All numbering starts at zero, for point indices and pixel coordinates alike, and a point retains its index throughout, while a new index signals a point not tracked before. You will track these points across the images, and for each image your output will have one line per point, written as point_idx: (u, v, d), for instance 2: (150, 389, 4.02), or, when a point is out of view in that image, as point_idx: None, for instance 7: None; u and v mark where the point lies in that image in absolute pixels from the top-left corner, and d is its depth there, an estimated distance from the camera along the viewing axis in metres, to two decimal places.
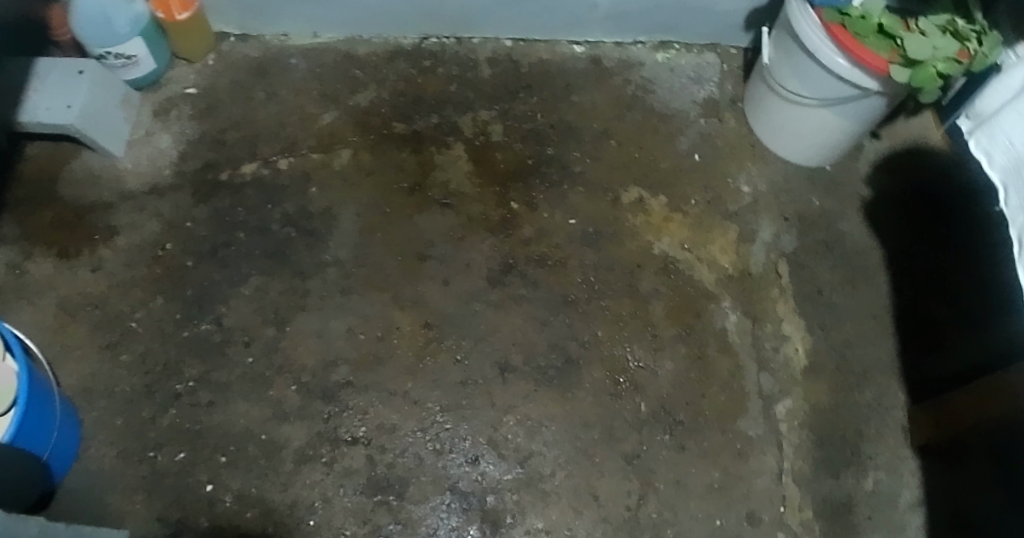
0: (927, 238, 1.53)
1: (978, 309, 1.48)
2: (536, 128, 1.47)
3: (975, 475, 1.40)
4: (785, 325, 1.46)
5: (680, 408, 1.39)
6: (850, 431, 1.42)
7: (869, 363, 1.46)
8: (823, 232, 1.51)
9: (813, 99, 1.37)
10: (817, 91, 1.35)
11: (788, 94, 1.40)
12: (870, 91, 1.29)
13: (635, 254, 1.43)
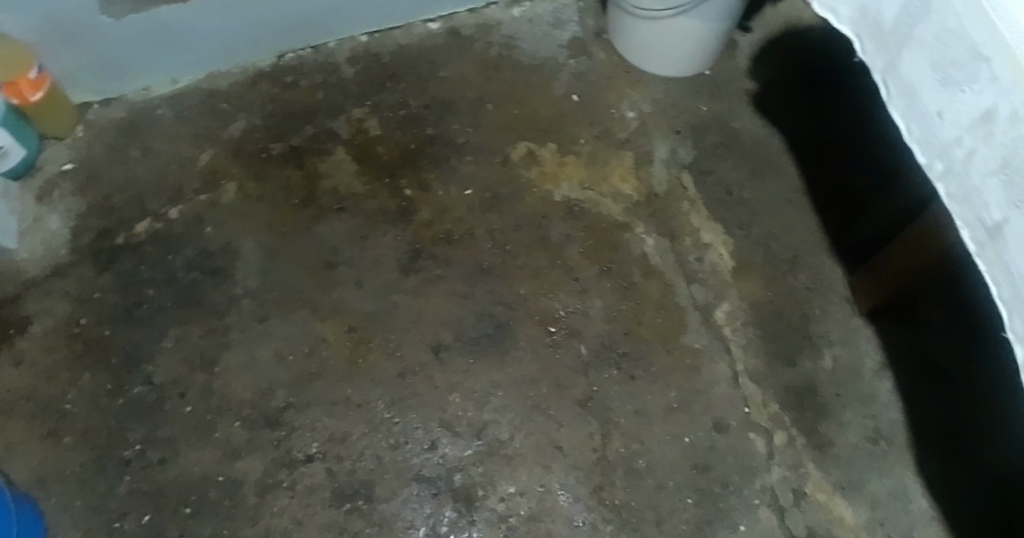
0: (820, 114, 1.55)
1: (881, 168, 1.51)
2: (412, 113, 1.48)
3: (913, 326, 1.47)
4: (703, 234, 1.46)
5: (621, 340, 1.40)
6: (795, 316, 1.44)
7: (796, 248, 1.47)
8: (717, 135, 1.51)
9: (665, 10, 1.37)
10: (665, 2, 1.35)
11: (642, 12, 1.41)
12: None
13: (538, 206, 1.44)
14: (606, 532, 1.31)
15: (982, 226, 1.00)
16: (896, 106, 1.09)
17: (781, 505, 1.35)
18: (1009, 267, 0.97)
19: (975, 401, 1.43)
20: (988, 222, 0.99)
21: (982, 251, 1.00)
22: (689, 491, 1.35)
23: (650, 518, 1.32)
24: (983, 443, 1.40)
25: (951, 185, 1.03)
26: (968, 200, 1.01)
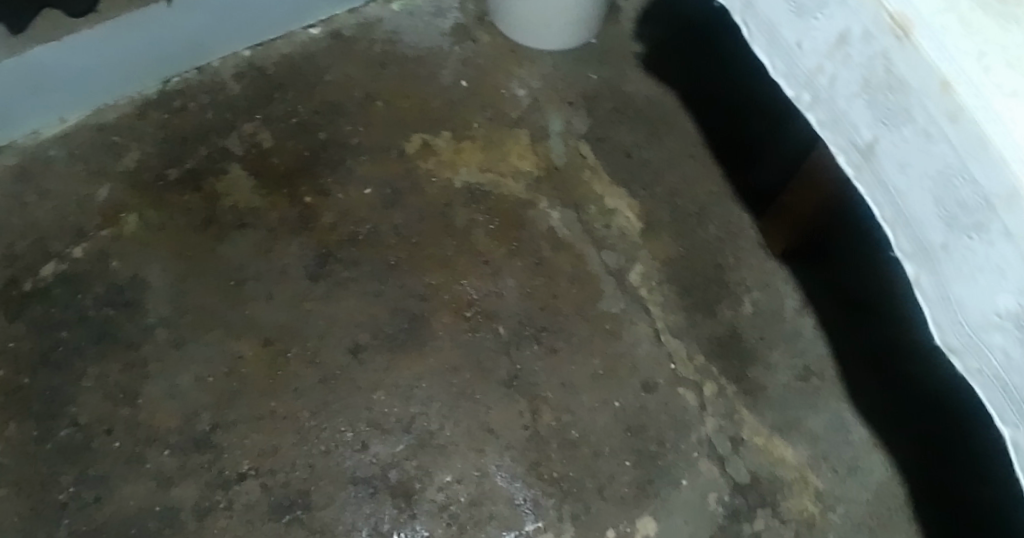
0: (705, 67, 1.56)
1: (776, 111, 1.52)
2: (302, 120, 1.52)
3: (826, 262, 1.49)
4: (607, 200, 1.47)
5: (537, 315, 1.41)
6: (709, 268, 1.45)
7: (701, 201, 1.48)
8: (610, 101, 1.53)
9: None
10: None
11: None
12: None
13: (439, 195, 1.46)
14: (548, 506, 1.32)
15: (855, 148, 1.06)
16: (761, 45, 1.14)
17: (717, 454, 1.37)
18: (885, 183, 1.03)
19: (893, 326, 1.45)
20: (860, 144, 1.05)
21: (859, 173, 1.07)
22: (626, 454, 1.36)
23: (592, 486, 1.34)
24: (909, 364, 1.44)
25: (822, 113, 1.09)
26: (839, 125, 1.07)
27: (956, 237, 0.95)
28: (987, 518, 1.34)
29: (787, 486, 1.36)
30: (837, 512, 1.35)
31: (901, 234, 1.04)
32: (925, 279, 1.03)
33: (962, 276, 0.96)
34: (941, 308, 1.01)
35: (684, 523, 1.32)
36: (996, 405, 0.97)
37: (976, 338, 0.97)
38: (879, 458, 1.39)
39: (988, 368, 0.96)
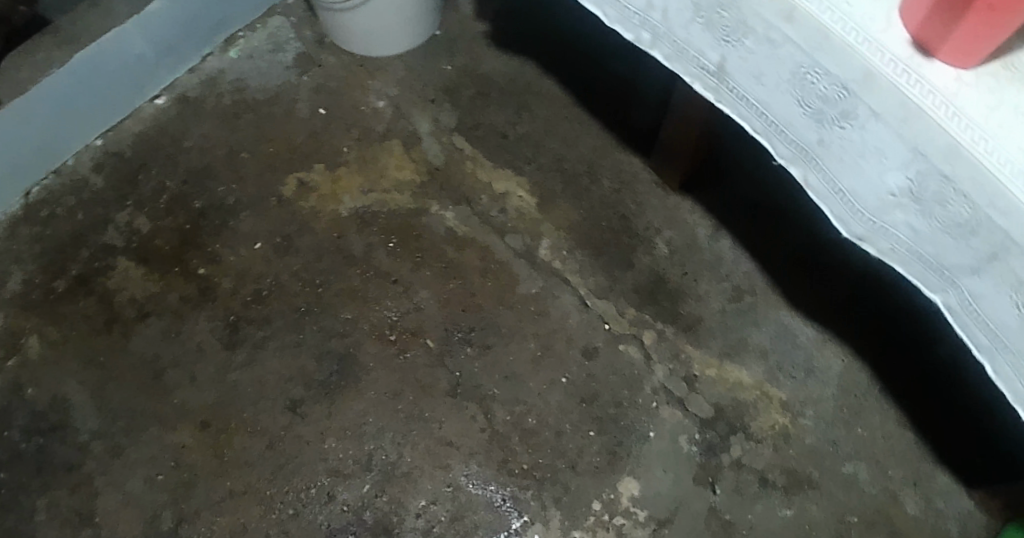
0: (553, 26, 1.55)
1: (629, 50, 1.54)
2: (175, 193, 1.47)
3: (725, 181, 1.48)
4: (496, 184, 1.44)
5: (462, 317, 1.38)
6: (614, 220, 1.44)
7: (588, 158, 1.47)
8: (471, 87, 1.51)
9: None
10: None
11: (346, 4, 1.37)
12: None
13: (330, 228, 1.43)
14: (528, 498, 1.32)
15: (705, 69, 0.96)
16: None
17: (675, 398, 1.37)
18: (744, 96, 0.94)
19: (805, 223, 1.47)
20: (708, 63, 0.95)
21: (717, 93, 0.98)
22: (588, 424, 1.35)
23: (565, 465, 1.33)
24: (827, 255, 1.46)
25: (662, 44, 0.98)
26: (681, 51, 0.97)
27: (827, 131, 0.87)
28: (944, 376, 1.41)
29: (752, 406, 1.38)
30: (808, 416, 1.38)
31: (775, 140, 0.95)
32: (811, 178, 0.94)
33: (844, 167, 0.89)
34: (834, 202, 0.93)
35: (664, 473, 1.33)
36: (918, 279, 0.91)
37: (878, 223, 0.89)
38: (831, 352, 1.41)
39: (900, 247, 0.89)
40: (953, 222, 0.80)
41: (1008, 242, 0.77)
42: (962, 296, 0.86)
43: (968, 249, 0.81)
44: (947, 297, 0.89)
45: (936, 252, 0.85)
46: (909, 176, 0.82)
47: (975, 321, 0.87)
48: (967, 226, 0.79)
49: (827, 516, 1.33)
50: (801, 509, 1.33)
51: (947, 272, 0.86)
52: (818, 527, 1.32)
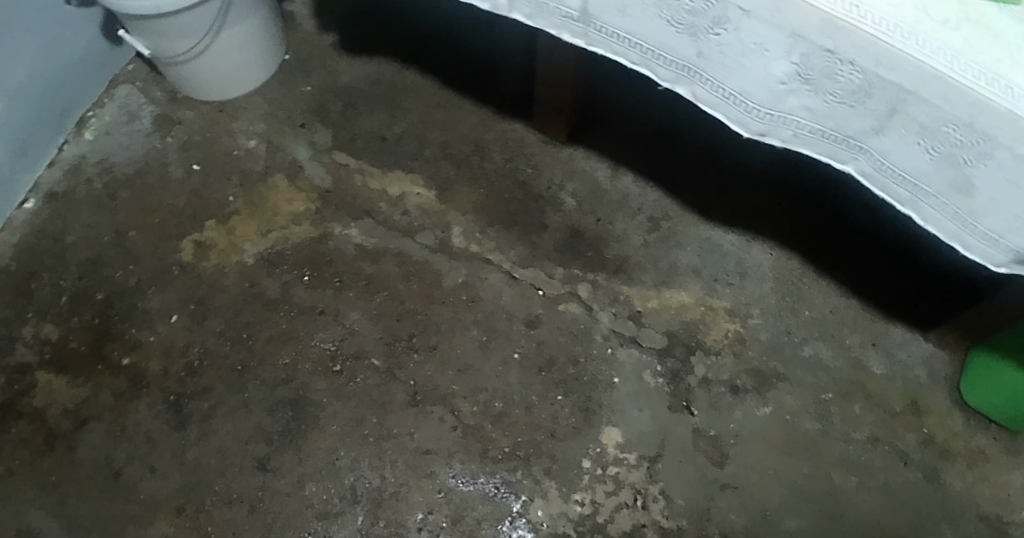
0: (398, 19, 1.52)
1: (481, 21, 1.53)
2: (74, 292, 1.40)
3: (609, 121, 1.49)
4: (391, 187, 1.42)
5: (399, 327, 1.36)
6: (517, 188, 1.43)
7: (473, 135, 1.45)
8: (338, 100, 1.48)
9: (207, 34, 1.33)
10: (200, 29, 1.31)
11: (192, 51, 1.35)
12: None
13: (240, 281, 1.39)
14: (519, 478, 1.32)
15: (572, 17, 1.03)
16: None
17: (627, 338, 1.38)
18: (616, 34, 1.02)
19: (695, 138, 1.50)
20: (574, 12, 1.03)
21: (588, 38, 1.05)
22: (554, 390, 1.36)
23: (544, 436, 1.34)
24: (726, 162, 1.49)
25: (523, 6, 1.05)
26: (546, 7, 1.04)
27: (703, 43, 0.98)
28: (868, 240, 1.49)
29: (701, 324, 1.40)
30: (755, 316, 1.42)
31: (656, 67, 1.04)
32: (701, 92, 1.04)
33: (730, 72, 0.99)
34: (729, 108, 1.03)
35: (641, 412, 1.36)
36: (826, 154, 1.03)
37: (776, 114, 1.00)
38: (759, 251, 1.45)
39: (802, 131, 1.01)
40: (847, 90, 0.93)
41: (902, 93, 0.90)
42: (870, 156, 1.00)
43: (867, 111, 0.94)
44: (856, 162, 1.02)
45: (838, 124, 0.98)
46: (794, 61, 0.93)
47: (887, 174, 1.01)
48: (862, 91, 0.93)
49: (805, 401, 1.40)
50: (777, 402, 1.40)
51: (853, 138, 0.99)
52: (798, 414, 1.40)
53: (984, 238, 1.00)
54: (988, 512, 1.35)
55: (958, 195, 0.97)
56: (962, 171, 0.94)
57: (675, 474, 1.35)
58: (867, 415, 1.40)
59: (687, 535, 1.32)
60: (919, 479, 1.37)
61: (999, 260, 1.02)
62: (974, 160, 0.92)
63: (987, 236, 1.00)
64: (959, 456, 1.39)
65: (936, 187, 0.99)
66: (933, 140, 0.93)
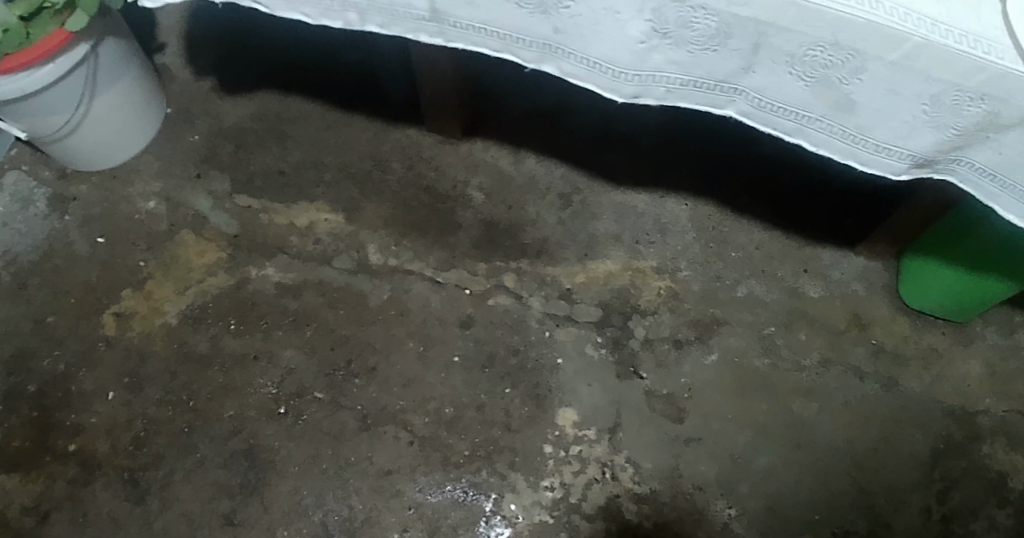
0: (271, 49, 1.51)
1: (354, 36, 1.52)
2: (5, 389, 1.36)
3: (501, 106, 1.48)
4: (298, 218, 1.41)
5: (334, 356, 1.35)
6: (423, 193, 1.43)
7: (369, 150, 1.44)
8: (229, 142, 1.46)
9: (80, 104, 1.30)
10: (71, 100, 1.28)
11: (68, 124, 1.32)
12: (87, 51, 1.24)
13: (169, 343, 1.37)
14: (485, 478, 1.32)
15: (421, 16, 1.00)
16: (274, 7, 1.04)
17: (563, 318, 1.38)
18: (469, 25, 1.00)
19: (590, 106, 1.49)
20: (422, 11, 0.99)
21: (443, 34, 1.02)
22: (501, 384, 1.35)
23: (501, 431, 1.34)
24: (625, 125, 1.49)
25: (374, 15, 1.01)
26: (393, 11, 1.00)
27: (555, 18, 0.95)
28: (780, 170, 1.50)
29: (632, 288, 1.41)
30: (684, 268, 1.43)
31: (517, 49, 1.02)
32: (566, 67, 1.02)
33: (588, 41, 0.97)
34: (597, 76, 1.01)
35: (591, 387, 1.37)
36: (703, 102, 1.03)
37: (644, 74, 0.99)
38: (673, 204, 1.46)
39: (674, 85, 1.00)
40: (706, 36, 0.92)
41: (760, 27, 0.90)
42: (747, 96, 1.00)
43: (731, 52, 0.94)
44: (735, 104, 1.02)
45: (707, 70, 0.97)
46: (647, 19, 0.92)
47: (767, 109, 1.01)
48: (721, 33, 0.92)
49: (749, 340, 1.42)
50: (722, 347, 1.41)
51: (726, 82, 0.99)
52: (745, 353, 1.42)
53: (876, 150, 1.01)
54: (952, 408, 1.45)
55: (840, 115, 0.98)
56: (838, 90, 0.95)
57: (636, 439, 1.36)
58: (814, 340, 1.44)
59: (661, 496, 1.34)
60: (880, 391, 1.44)
61: (896, 168, 1.03)
62: (848, 77, 0.93)
63: (878, 147, 1.01)
64: (912, 360, 1.47)
65: (819, 112, 0.99)
66: (804, 66, 0.93)
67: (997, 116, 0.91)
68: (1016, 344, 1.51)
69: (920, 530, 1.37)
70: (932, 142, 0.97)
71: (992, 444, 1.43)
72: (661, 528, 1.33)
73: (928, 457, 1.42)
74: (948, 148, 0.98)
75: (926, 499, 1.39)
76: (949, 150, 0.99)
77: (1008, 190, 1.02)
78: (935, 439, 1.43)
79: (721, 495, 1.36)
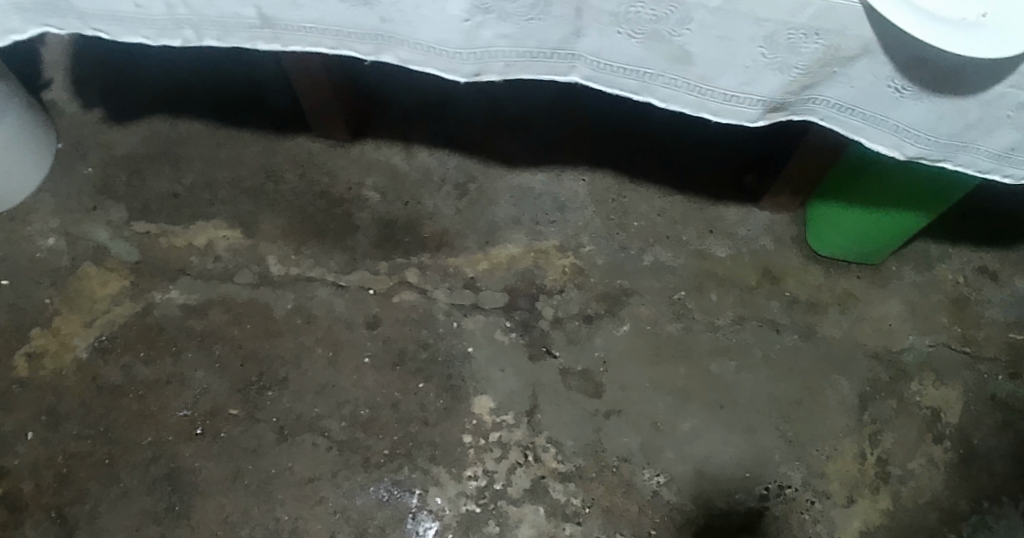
0: (153, 72, 1.55)
1: (231, 55, 1.56)
2: None
3: (384, 108, 1.55)
4: (196, 238, 1.44)
5: (247, 371, 1.37)
6: (318, 200, 1.48)
7: (260, 163, 1.50)
8: (122, 171, 1.48)
9: None
10: None
11: None
12: None
13: (81, 377, 1.36)
14: (407, 475, 1.33)
15: (252, 24, 1.01)
16: (116, 33, 1.05)
17: (469, 307, 1.42)
18: (300, 26, 1.00)
19: (469, 99, 1.57)
20: (252, 18, 1.00)
21: (279, 39, 1.03)
22: (414, 379, 1.38)
23: (418, 426, 1.35)
24: (512, 111, 1.56)
25: (209, 30, 1.03)
26: (225, 24, 1.02)
27: (380, 7, 0.95)
28: (664, 138, 1.56)
29: (536, 269, 1.46)
30: (586, 243, 1.48)
31: (352, 43, 1.02)
32: (404, 54, 1.02)
33: (417, 27, 0.97)
34: (434, 59, 1.01)
35: (504, 372, 1.39)
36: (545, 72, 1.02)
37: (479, 51, 0.99)
38: (571, 180, 1.52)
39: (511, 59, 1.00)
40: (527, 7, 0.92)
41: None
42: (585, 61, 1.00)
43: (557, 19, 0.94)
44: (577, 70, 1.02)
45: (539, 40, 0.97)
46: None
47: (609, 71, 1.01)
48: (540, 3, 0.92)
49: (659, 307, 1.45)
50: (633, 317, 1.44)
51: (560, 49, 0.99)
52: (657, 320, 1.44)
53: (725, 99, 1.01)
54: (875, 349, 1.46)
55: (681, 68, 0.98)
56: (672, 43, 0.95)
57: (555, 418, 1.37)
58: (726, 299, 1.46)
59: (588, 472, 1.35)
60: (799, 341, 1.45)
61: (750, 115, 1.03)
62: (677, 29, 0.93)
63: (726, 96, 1.00)
64: (830, 306, 1.48)
65: (658, 68, 0.99)
66: (629, 24, 0.93)
67: (836, 49, 0.92)
68: (933, 279, 1.53)
69: (855, 475, 1.38)
70: (778, 84, 0.97)
71: (921, 381, 1.45)
72: (590, 503, 1.33)
73: (856, 402, 1.42)
74: (797, 88, 0.98)
75: (859, 443, 1.40)
76: (798, 90, 0.99)
77: (869, 121, 1.02)
78: (861, 383, 1.44)
79: (648, 464, 1.36)
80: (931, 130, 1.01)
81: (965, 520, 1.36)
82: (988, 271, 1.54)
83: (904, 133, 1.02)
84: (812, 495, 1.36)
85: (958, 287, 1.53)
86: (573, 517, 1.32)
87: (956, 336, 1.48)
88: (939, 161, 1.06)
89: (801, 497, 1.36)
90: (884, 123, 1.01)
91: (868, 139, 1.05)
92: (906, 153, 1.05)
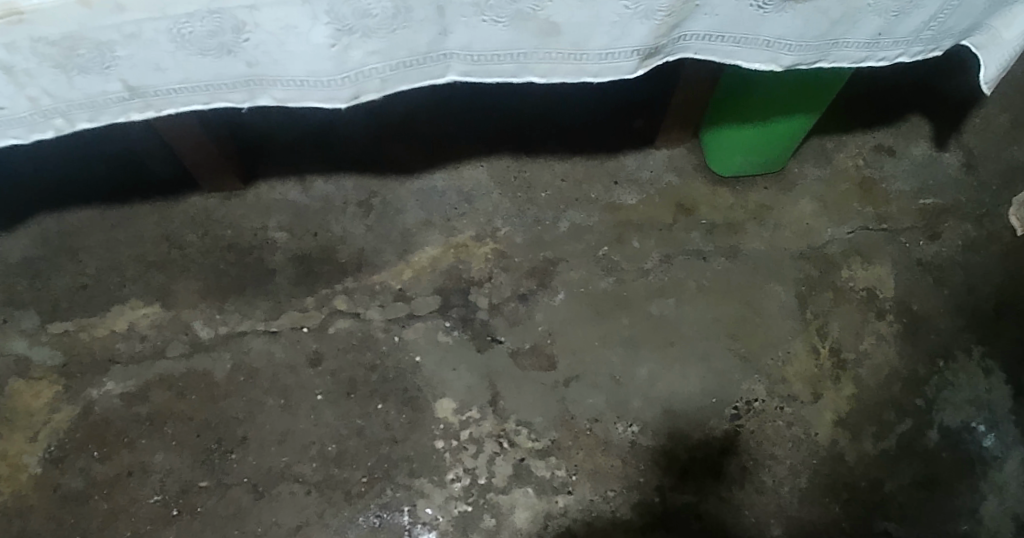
0: (24, 172, 1.50)
1: (101, 134, 1.53)
2: None
3: (268, 147, 1.53)
4: (116, 324, 1.41)
5: (204, 440, 1.35)
6: (228, 253, 1.46)
7: (160, 233, 1.47)
8: (23, 277, 1.43)
9: None
10: None
11: None
12: None
13: (40, 493, 1.32)
14: (392, 495, 1.33)
15: (122, 97, 0.98)
16: None
17: (405, 318, 1.43)
18: (168, 89, 0.97)
19: (348, 119, 1.57)
20: (120, 92, 0.97)
21: (152, 106, 1.00)
22: (371, 401, 1.38)
23: (389, 445, 1.36)
24: (395, 120, 1.57)
25: (79, 113, 0.99)
26: (94, 103, 0.98)
27: (244, 53, 0.93)
28: (546, 109, 1.60)
29: (459, 263, 1.47)
30: (501, 226, 1.50)
31: (225, 93, 0.99)
32: (279, 93, 1.00)
33: (285, 63, 0.95)
34: (311, 92, 0.99)
35: (457, 370, 1.40)
36: (422, 79, 1.00)
37: (353, 73, 0.96)
38: (471, 169, 1.54)
39: (386, 73, 0.98)
40: (389, 18, 0.90)
41: None
42: (458, 56, 0.99)
43: (421, 23, 0.92)
44: (452, 68, 1.01)
45: (408, 49, 0.95)
46: (326, 22, 0.89)
47: (483, 62, 1.00)
48: (401, 11, 0.90)
49: (587, 267, 1.48)
50: (565, 284, 1.46)
51: (432, 52, 0.97)
52: (588, 280, 1.47)
53: (601, 58, 1.01)
54: (800, 250, 1.51)
55: (552, 40, 0.97)
56: (537, 19, 0.94)
57: (517, 400, 1.39)
58: (648, 243, 1.50)
59: (563, 442, 1.37)
60: (727, 263, 1.49)
61: (628, 67, 1.02)
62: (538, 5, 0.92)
63: (602, 55, 1.00)
64: (745, 222, 1.53)
65: (530, 46, 0.98)
66: (491, 10, 0.92)
67: None
68: (835, 169, 1.58)
69: (813, 371, 1.43)
70: (648, 32, 0.97)
71: (850, 267, 1.50)
72: (575, 471, 1.35)
73: (795, 304, 1.47)
74: (666, 30, 0.98)
75: (809, 342, 1.44)
76: (667, 31, 0.99)
77: (739, 43, 1.03)
78: (795, 285, 1.48)
79: (618, 418, 1.38)
80: (803, 37, 1.03)
81: (926, 383, 1.42)
82: (884, 148, 1.60)
83: (777, 46, 1.04)
84: (779, 401, 1.41)
85: (860, 170, 1.58)
86: (562, 488, 1.34)
87: (871, 216, 1.54)
88: (816, 63, 1.08)
89: (769, 406, 1.40)
90: (756, 41, 1.03)
91: (744, 60, 1.06)
92: (784, 64, 1.07)
